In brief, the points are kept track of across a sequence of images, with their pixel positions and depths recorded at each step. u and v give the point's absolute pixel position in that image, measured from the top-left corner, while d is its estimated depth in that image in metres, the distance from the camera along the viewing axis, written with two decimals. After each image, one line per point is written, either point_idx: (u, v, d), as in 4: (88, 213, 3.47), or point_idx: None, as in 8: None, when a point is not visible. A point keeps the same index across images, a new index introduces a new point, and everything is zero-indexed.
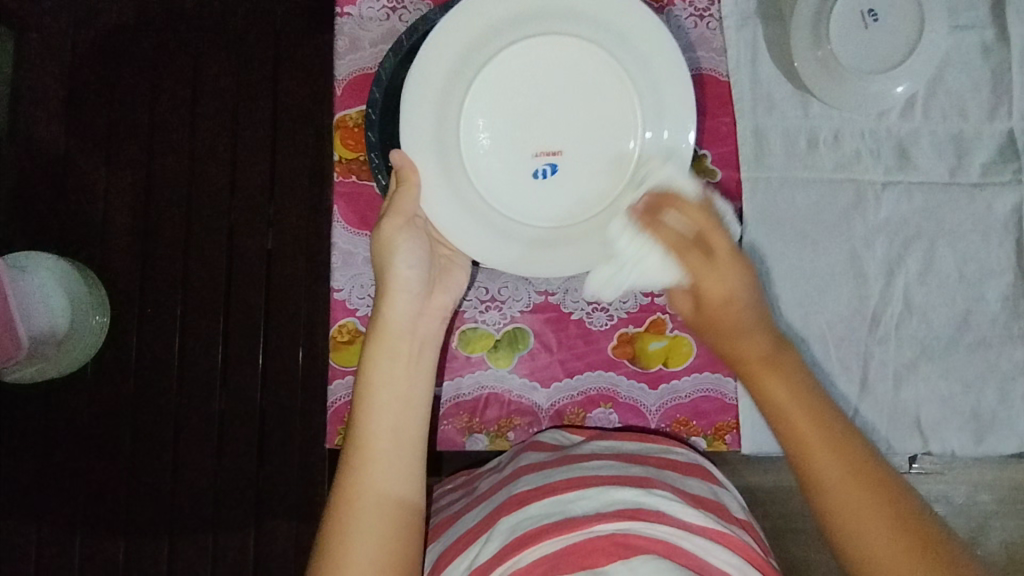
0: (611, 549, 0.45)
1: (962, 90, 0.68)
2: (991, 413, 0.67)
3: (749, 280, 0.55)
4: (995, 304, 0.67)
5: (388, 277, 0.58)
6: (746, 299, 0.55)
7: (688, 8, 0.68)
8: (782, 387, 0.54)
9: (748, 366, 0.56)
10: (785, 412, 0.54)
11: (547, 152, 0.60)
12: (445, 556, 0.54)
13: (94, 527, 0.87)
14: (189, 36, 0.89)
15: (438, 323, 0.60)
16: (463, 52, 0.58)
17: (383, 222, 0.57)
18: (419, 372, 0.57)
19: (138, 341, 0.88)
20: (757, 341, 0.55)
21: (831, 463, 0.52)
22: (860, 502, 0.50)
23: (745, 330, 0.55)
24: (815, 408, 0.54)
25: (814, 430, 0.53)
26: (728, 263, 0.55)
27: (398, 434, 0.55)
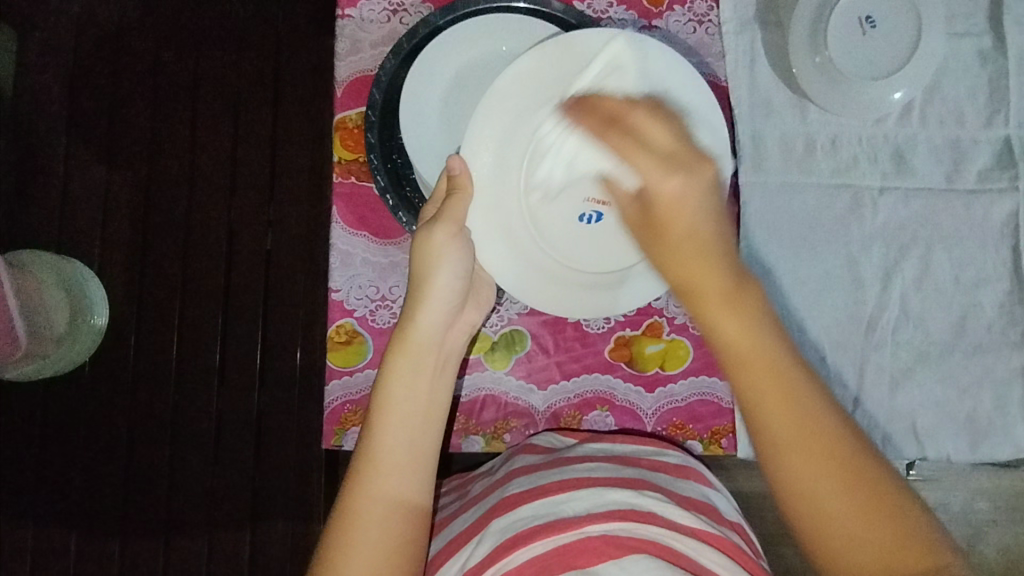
0: (603, 550, 0.46)
1: (960, 96, 0.68)
2: (987, 418, 0.67)
3: (710, 178, 0.47)
4: (991, 310, 0.68)
5: (429, 283, 0.56)
6: (702, 203, 0.46)
7: (687, 13, 0.69)
8: (735, 320, 0.45)
9: (699, 296, 0.46)
10: (735, 345, 0.45)
11: (596, 201, 0.59)
12: (437, 558, 0.54)
13: (90, 526, 0.87)
14: (188, 40, 0.90)
15: (464, 336, 0.60)
16: (522, 105, 0.57)
17: (435, 228, 0.55)
18: (442, 383, 0.56)
19: (136, 340, 0.88)
20: (714, 269, 0.46)
21: (799, 420, 0.44)
22: (820, 470, 0.44)
23: (700, 237, 0.46)
24: (762, 341, 0.45)
25: (769, 393, 0.45)
26: (683, 161, 0.47)
27: (416, 447, 0.54)
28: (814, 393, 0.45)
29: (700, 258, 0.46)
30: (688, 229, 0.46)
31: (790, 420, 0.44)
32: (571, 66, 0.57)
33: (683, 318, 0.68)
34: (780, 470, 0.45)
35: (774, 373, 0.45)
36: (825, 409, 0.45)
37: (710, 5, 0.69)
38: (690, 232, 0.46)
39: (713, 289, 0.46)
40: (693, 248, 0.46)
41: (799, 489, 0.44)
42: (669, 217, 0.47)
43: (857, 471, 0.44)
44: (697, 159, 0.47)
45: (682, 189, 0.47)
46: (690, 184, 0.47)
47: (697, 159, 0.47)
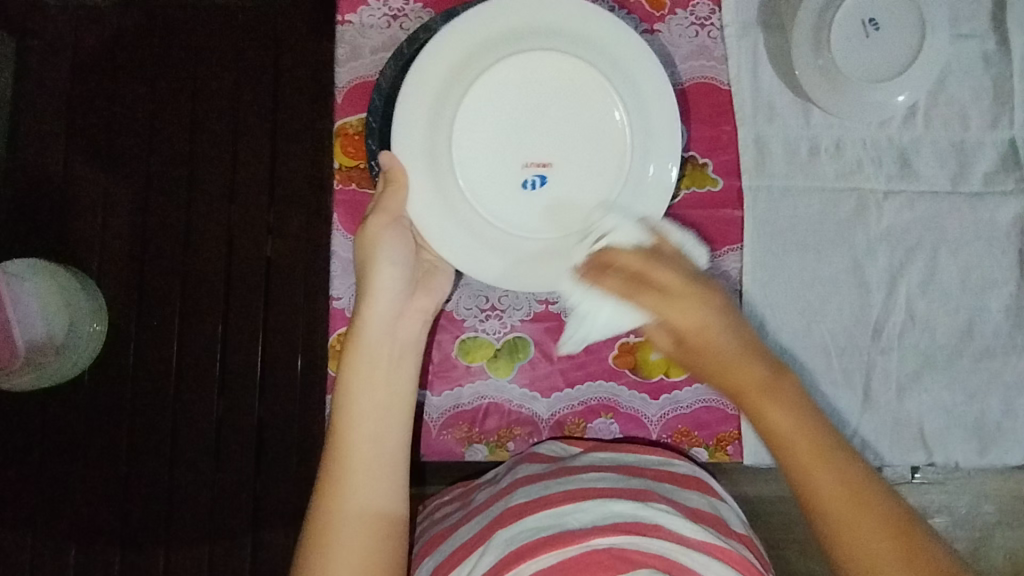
0: (611, 562, 0.45)
1: (965, 99, 0.68)
2: (995, 423, 0.66)
3: (721, 309, 0.51)
4: (998, 313, 0.67)
5: (372, 274, 0.57)
6: (720, 331, 0.51)
7: (689, 17, 0.68)
8: (786, 415, 0.49)
9: (743, 396, 0.50)
10: (790, 436, 0.48)
11: (537, 163, 0.59)
12: (440, 570, 0.54)
13: (89, 537, 0.86)
14: (185, 51, 0.89)
15: (418, 325, 0.59)
16: (450, 74, 0.57)
17: (368, 223, 0.57)
18: (396, 374, 0.56)
19: (136, 348, 0.87)
20: (750, 369, 0.50)
21: (861, 517, 0.46)
22: (889, 554, 0.45)
23: (732, 367, 0.50)
24: (808, 427, 0.49)
25: (854, 512, 0.46)
26: (689, 297, 0.51)
27: (377, 440, 0.54)
28: (859, 471, 0.48)
29: (728, 373, 0.50)
30: (718, 359, 0.51)
31: (834, 491, 0.47)
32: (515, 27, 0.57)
33: None
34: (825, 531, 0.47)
35: (861, 494, 0.47)
36: (882, 496, 0.47)
37: (712, 8, 0.68)
38: (717, 362, 0.50)
39: (757, 384, 0.50)
40: (723, 373, 0.51)
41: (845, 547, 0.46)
42: (701, 346, 0.51)
43: (899, 526, 0.46)
44: (706, 291, 0.51)
45: (702, 319, 0.51)
46: (709, 315, 0.51)
47: (708, 291, 0.51)
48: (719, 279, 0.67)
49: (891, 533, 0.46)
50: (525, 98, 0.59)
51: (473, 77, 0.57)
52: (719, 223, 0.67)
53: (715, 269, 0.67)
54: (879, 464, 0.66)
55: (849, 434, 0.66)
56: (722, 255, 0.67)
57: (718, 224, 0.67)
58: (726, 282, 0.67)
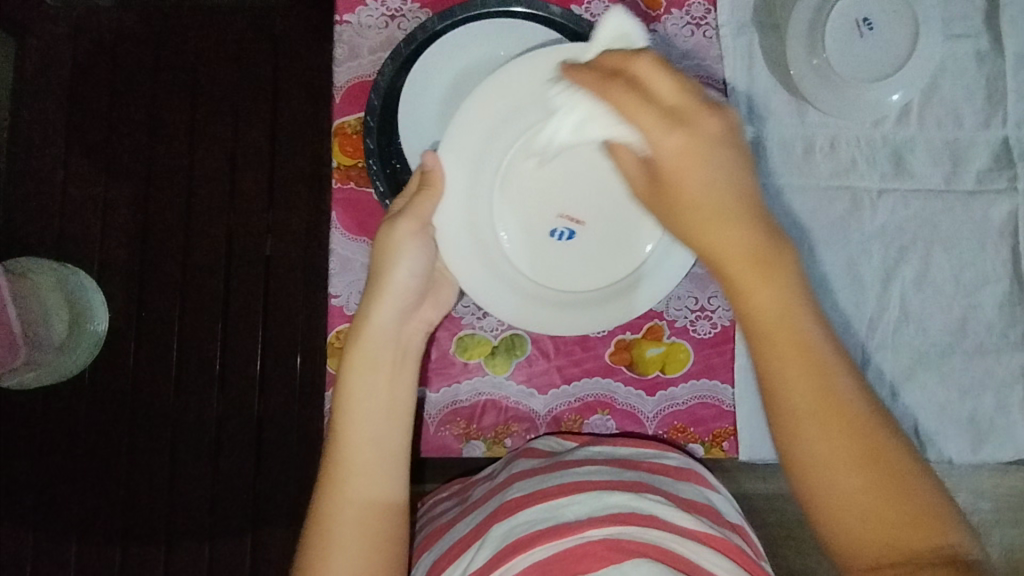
0: (603, 554, 0.46)
1: (958, 98, 0.68)
2: (988, 419, 0.67)
3: (733, 141, 0.44)
4: (991, 310, 0.68)
5: (386, 278, 0.55)
6: (717, 167, 0.43)
7: (685, 17, 0.69)
8: (762, 289, 0.43)
9: (729, 274, 0.44)
10: (766, 321, 0.43)
11: (570, 218, 0.60)
12: (439, 561, 0.54)
13: (90, 534, 0.86)
14: (184, 50, 0.90)
15: (422, 334, 0.58)
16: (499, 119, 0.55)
17: (395, 224, 0.54)
18: (402, 379, 0.55)
19: (136, 346, 0.88)
20: (736, 228, 0.43)
21: (815, 397, 0.43)
22: (834, 446, 0.43)
23: (731, 215, 0.44)
24: (793, 311, 0.44)
25: (802, 398, 0.43)
26: (700, 119, 0.43)
27: (381, 443, 0.53)
28: (855, 404, 0.43)
29: (722, 218, 0.44)
30: (707, 198, 0.44)
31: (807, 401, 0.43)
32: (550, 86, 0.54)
33: (684, 321, 0.67)
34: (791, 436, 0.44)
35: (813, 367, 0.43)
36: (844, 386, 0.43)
37: (707, 8, 0.69)
38: (707, 200, 0.44)
39: (743, 252, 0.43)
40: (721, 216, 0.44)
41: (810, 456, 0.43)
42: (683, 172, 0.43)
43: (872, 439, 0.43)
44: (704, 110, 0.43)
45: (686, 141, 0.43)
46: (696, 134, 0.43)
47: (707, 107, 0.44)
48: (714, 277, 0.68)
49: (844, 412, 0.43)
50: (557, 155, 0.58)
51: (505, 141, 0.56)
52: None
53: None
54: None
55: None
56: None
57: None
58: None
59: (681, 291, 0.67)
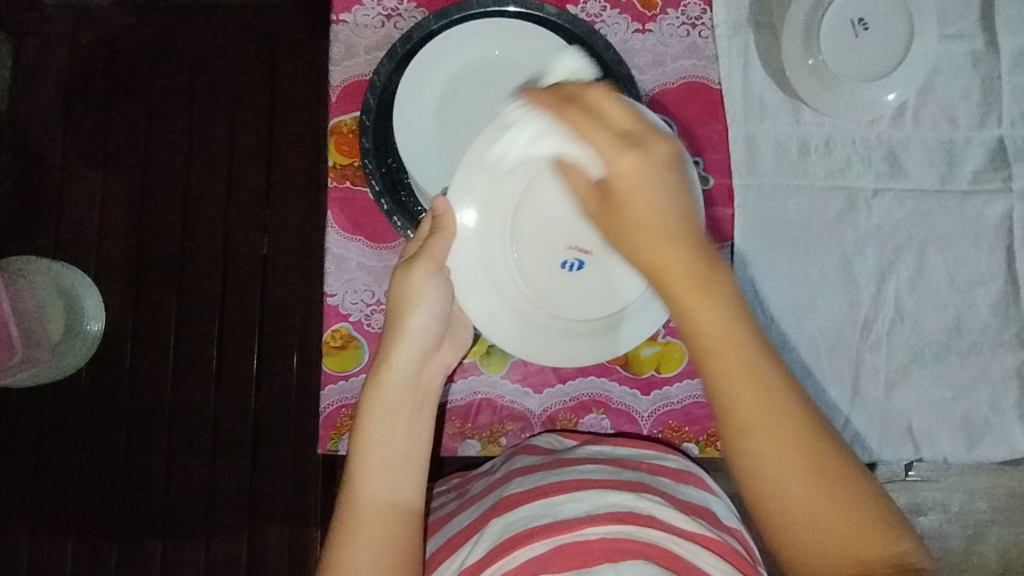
0: (601, 553, 0.46)
1: (952, 98, 0.68)
2: (983, 419, 0.67)
3: (661, 172, 0.47)
4: (986, 310, 0.68)
5: (404, 320, 0.55)
6: (660, 197, 0.46)
7: (681, 17, 0.69)
8: (703, 301, 0.44)
9: (668, 283, 0.45)
10: (706, 328, 0.44)
11: (578, 248, 0.59)
12: (436, 555, 0.55)
13: (86, 531, 0.87)
14: (181, 48, 0.90)
15: (440, 379, 0.58)
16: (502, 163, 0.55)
17: (412, 267, 0.55)
18: (420, 423, 0.54)
19: (132, 344, 0.88)
20: (680, 246, 0.45)
21: (762, 402, 0.43)
22: (776, 453, 0.43)
23: (670, 232, 0.46)
24: (732, 328, 0.44)
25: (747, 395, 0.43)
26: (636, 154, 0.47)
27: (399, 488, 0.52)
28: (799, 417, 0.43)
29: (670, 242, 0.46)
30: (647, 215, 0.46)
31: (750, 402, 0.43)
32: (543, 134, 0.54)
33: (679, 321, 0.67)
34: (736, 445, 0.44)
35: (752, 371, 0.43)
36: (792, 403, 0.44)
37: (703, 8, 0.69)
38: (659, 220, 0.46)
39: (697, 257, 0.45)
40: (663, 235, 0.46)
41: (756, 467, 0.43)
42: (629, 190, 0.47)
43: (817, 448, 0.43)
44: (649, 152, 0.47)
45: (635, 167, 0.47)
46: (648, 164, 0.47)
47: (650, 149, 0.47)
48: None
49: (787, 421, 0.43)
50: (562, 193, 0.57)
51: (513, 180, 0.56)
52: (710, 221, 0.68)
53: None
54: (867, 459, 0.67)
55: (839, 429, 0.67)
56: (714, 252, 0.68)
57: (709, 221, 0.68)
58: None
59: None
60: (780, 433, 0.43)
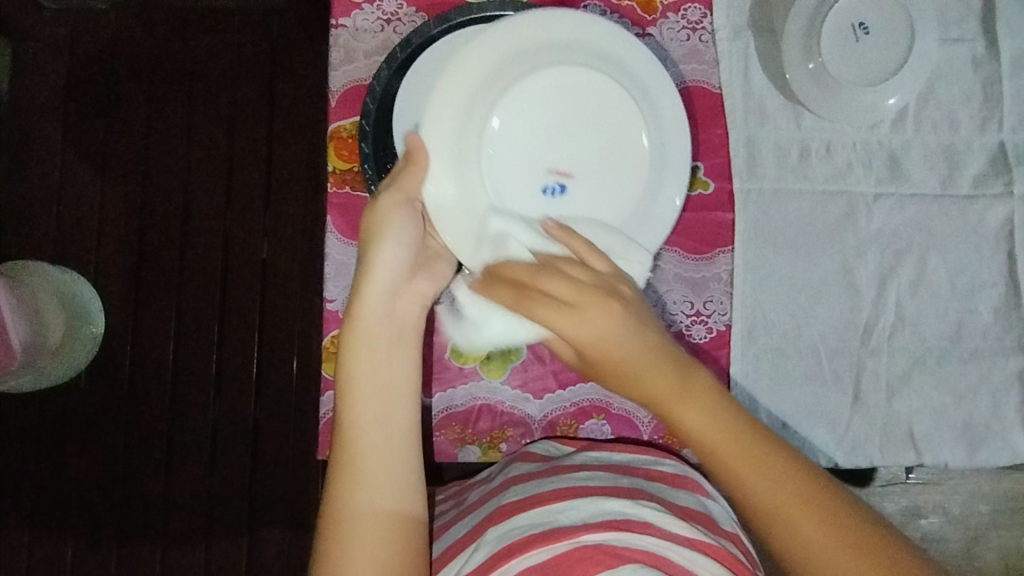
0: (599, 558, 0.45)
1: (953, 102, 0.68)
2: (984, 425, 0.67)
3: (618, 312, 0.49)
4: (987, 315, 0.68)
5: (373, 259, 0.54)
6: (624, 340, 0.48)
7: (681, 21, 0.68)
8: (695, 411, 0.48)
9: (661, 406, 0.49)
10: (703, 436, 0.48)
11: (558, 171, 0.60)
12: (434, 564, 0.55)
13: (86, 535, 0.86)
14: (180, 51, 0.89)
15: (419, 308, 0.56)
16: (481, 80, 0.57)
17: (378, 198, 0.54)
18: (402, 357, 0.54)
19: (132, 348, 0.88)
20: (654, 379, 0.49)
21: (772, 484, 0.46)
22: (807, 527, 0.45)
23: (642, 373, 0.49)
24: (726, 427, 0.48)
25: (759, 481, 0.46)
26: (589, 302, 0.49)
27: (388, 428, 0.52)
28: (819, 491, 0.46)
29: (641, 381, 0.49)
30: (624, 364, 0.49)
31: (765, 489, 0.46)
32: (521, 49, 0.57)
33: (679, 325, 0.66)
34: (765, 534, 0.47)
35: (752, 449, 0.47)
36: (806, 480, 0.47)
37: (704, 12, 0.69)
38: (623, 368, 0.49)
39: (667, 386, 0.49)
40: (631, 378, 0.49)
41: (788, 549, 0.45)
42: (597, 350, 0.49)
43: (837, 518, 0.45)
44: (603, 299, 0.49)
45: (600, 329, 0.49)
46: (602, 325, 0.49)
47: (604, 294, 0.49)
48: (711, 281, 0.67)
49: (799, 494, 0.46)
50: (535, 115, 0.59)
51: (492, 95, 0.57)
52: (710, 224, 0.68)
53: (707, 271, 0.67)
54: (868, 465, 0.67)
55: (840, 435, 0.66)
56: (715, 257, 0.67)
57: (710, 226, 0.68)
58: (717, 284, 0.67)
59: (677, 295, 0.67)
60: (798, 508, 0.45)
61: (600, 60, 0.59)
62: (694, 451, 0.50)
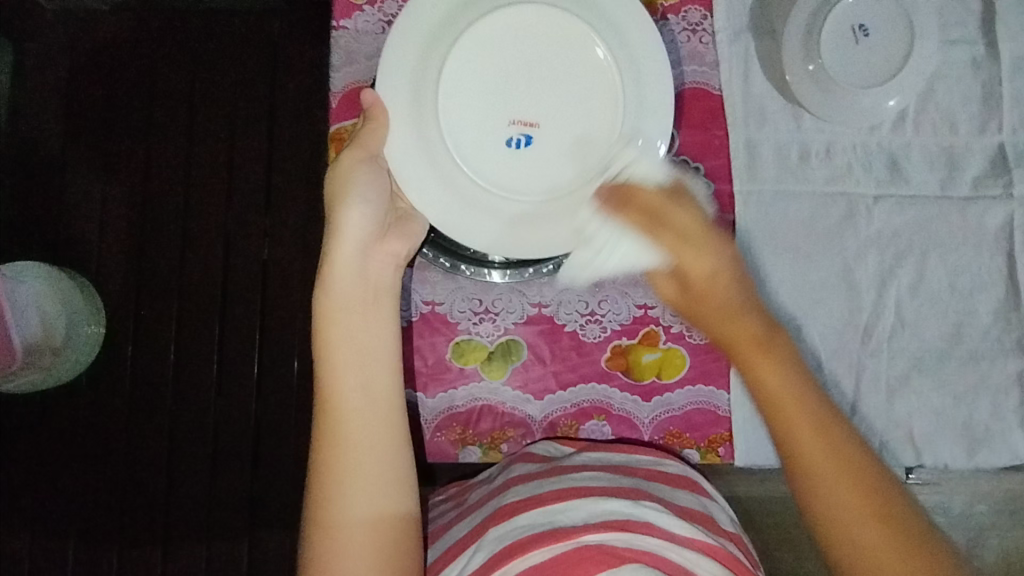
0: (600, 558, 0.45)
1: (953, 104, 0.68)
2: (984, 426, 0.67)
3: (733, 254, 0.50)
4: (986, 316, 0.68)
5: (340, 217, 0.54)
6: (731, 280, 0.50)
7: (681, 22, 0.69)
8: (769, 363, 0.49)
9: (732, 347, 0.50)
10: (773, 386, 0.49)
11: (522, 122, 0.57)
12: (435, 565, 0.55)
13: (87, 536, 0.86)
14: (182, 51, 0.90)
15: (391, 268, 0.56)
16: (434, 30, 0.56)
17: (342, 155, 0.55)
18: (376, 322, 0.53)
19: (133, 348, 0.88)
20: (740, 320, 0.49)
21: (824, 443, 0.47)
22: (850, 492, 0.46)
23: (734, 316, 0.49)
24: (794, 381, 0.49)
25: (813, 440, 0.47)
26: (710, 240, 0.49)
27: (363, 398, 0.51)
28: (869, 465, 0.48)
29: (728, 322, 0.49)
30: (724, 306, 0.49)
31: (816, 446, 0.47)
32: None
33: (679, 327, 0.67)
34: (804, 492, 0.48)
35: (812, 413, 0.48)
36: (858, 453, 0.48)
37: (704, 14, 0.69)
38: (723, 306, 0.49)
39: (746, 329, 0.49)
40: (726, 317, 0.49)
41: (824, 504, 0.47)
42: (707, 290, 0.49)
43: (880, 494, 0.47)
44: (720, 240, 0.50)
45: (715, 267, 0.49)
46: (719, 264, 0.49)
47: (717, 237, 0.50)
48: None
49: (852, 464, 0.47)
50: (495, 66, 0.57)
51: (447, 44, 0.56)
52: None
53: None
54: None
55: None
56: None
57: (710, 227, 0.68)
58: None
59: None
60: (844, 473, 0.47)
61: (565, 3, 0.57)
62: (758, 404, 0.50)
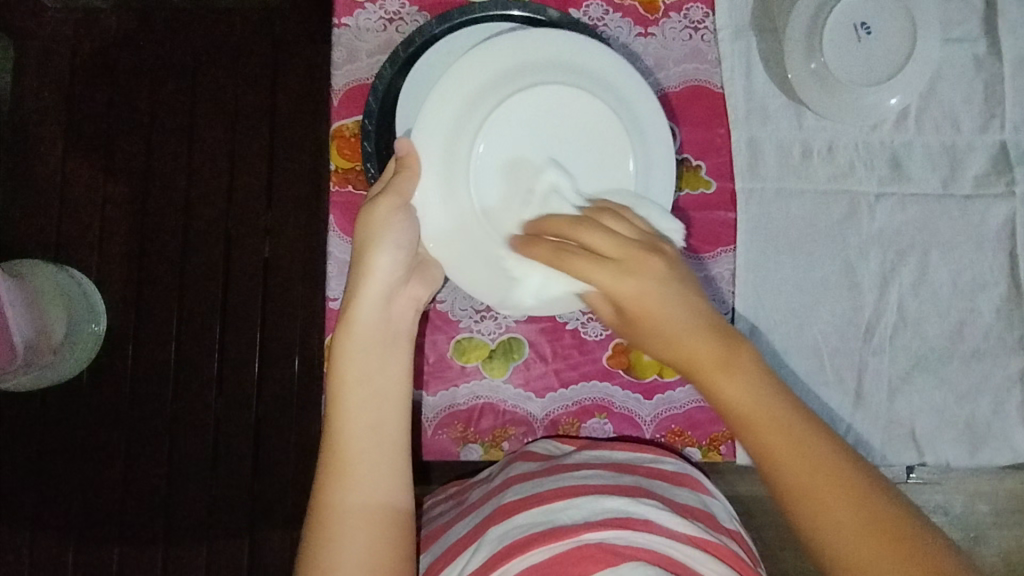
0: (600, 557, 0.46)
1: (955, 101, 0.68)
2: (986, 424, 0.67)
3: (669, 277, 0.49)
4: (988, 315, 0.68)
5: (369, 260, 0.54)
6: (668, 299, 0.49)
7: (683, 20, 0.69)
8: (741, 379, 0.47)
9: (694, 368, 0.48)
10: (742, 407, 0.47)
11: None
12: (435, 564, 0.55)
13: (87, 533, 0.86)
14: (182, 50, 0.90)
15: (412, 312, 0.57)
16: (462, 106, 0.56)
17: (376, 202, 0.53)
18: (395, 358, 0.54)
19: (134, 346, 0.88)
20: (699, 340, 0.48)
21: (808, 469, 0.45)
22: (835, 506, 0.44)
23: (681, 338, 0.48)
24: (761, 398, 0.47)
25: (784, 451, 0.46)
26: (643, 262, 0.49)
27: (377, 432, 0.52)
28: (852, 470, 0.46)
29: (675, 346, 0.48)
30: (665, 326, 0.49)
31: (791, 460, 0.46)
32: (503, 69, 0.56)
33: None
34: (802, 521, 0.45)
35: (784, 427, 0.46)
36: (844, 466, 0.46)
37: (705, 12, 0.69)
38: (666, 332, 0.49)
39: (705, 346, 0.48)
40: (669, 341, 0.49)
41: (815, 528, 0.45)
42: (642, 313, 0.49)
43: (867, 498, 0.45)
44: (648, 254, 0.49)
45: (641, 287, 0.49)
46: (645, 283, 0.49)
47: (648, 253, 0.49)
48: (713, 280, 0.68)
49: (836, 477, 0.45)
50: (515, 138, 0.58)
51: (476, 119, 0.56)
52: (714, 224, 0.68)
53: (709, 270, 0.68)
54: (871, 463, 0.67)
55: (842, 433, 0.66)
56: (717, 255, 0.68)
57: (713, 225, 0.68)
58: (720, 283, 0.68)
59: None
60: (830, 489, 0.45)
61: (585, 81, 0.58)
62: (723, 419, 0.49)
